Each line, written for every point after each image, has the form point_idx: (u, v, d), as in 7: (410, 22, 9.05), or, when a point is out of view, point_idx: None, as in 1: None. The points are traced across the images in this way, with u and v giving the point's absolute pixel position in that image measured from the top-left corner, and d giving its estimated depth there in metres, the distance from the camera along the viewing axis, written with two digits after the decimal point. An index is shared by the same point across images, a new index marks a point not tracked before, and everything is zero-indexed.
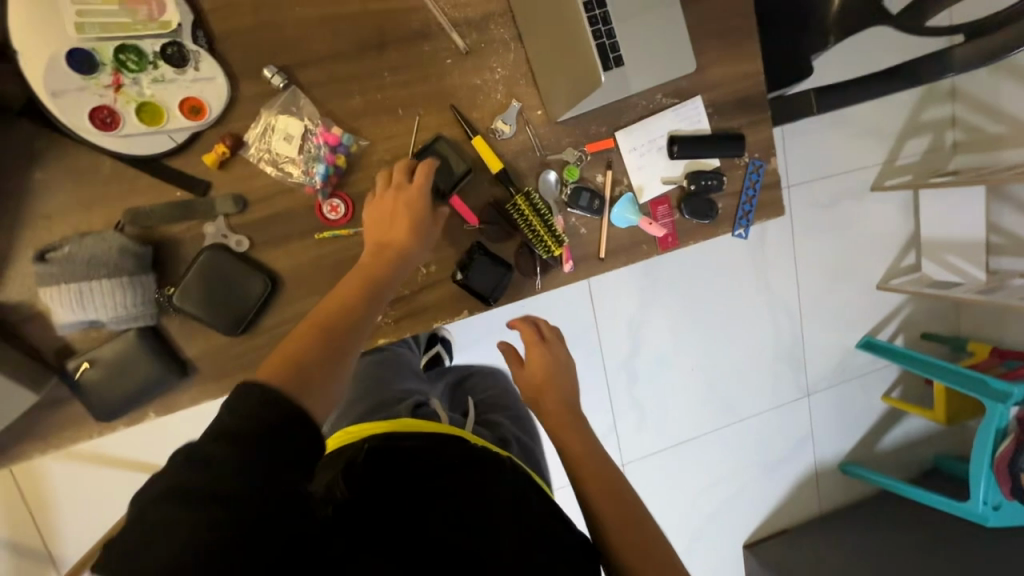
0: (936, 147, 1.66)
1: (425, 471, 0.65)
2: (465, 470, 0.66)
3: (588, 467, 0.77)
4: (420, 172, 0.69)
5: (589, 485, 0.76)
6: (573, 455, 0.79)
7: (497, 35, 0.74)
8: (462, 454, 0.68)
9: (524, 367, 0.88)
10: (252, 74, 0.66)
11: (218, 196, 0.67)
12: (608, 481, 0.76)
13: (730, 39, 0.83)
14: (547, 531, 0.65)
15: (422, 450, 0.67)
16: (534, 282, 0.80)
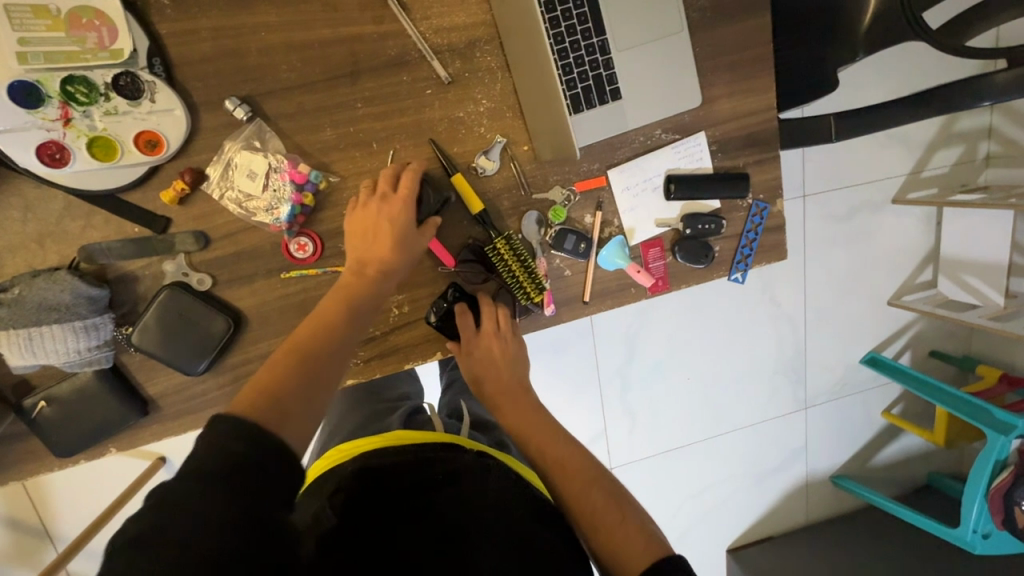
0: (968, 158, 1.55)
1: (408, 487, 0.60)
2: (448, 485, 0.60)
3: (569, 470, 0.66)
4: (404, 178, 0.66)
5: (572, 492, 0.64)
6: (552, 459, 0.67)
7: (483, 63, 0.68)
8: (448, 467, 0.62)
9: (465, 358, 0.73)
10: (215, 105, 0.62)
11: (178, 233, 0.64)
12: (596, 485, 0.64)
13: (739, 70, 0.77)
14: (545, 544, 0.58)
15: (407, 468, 0.62)
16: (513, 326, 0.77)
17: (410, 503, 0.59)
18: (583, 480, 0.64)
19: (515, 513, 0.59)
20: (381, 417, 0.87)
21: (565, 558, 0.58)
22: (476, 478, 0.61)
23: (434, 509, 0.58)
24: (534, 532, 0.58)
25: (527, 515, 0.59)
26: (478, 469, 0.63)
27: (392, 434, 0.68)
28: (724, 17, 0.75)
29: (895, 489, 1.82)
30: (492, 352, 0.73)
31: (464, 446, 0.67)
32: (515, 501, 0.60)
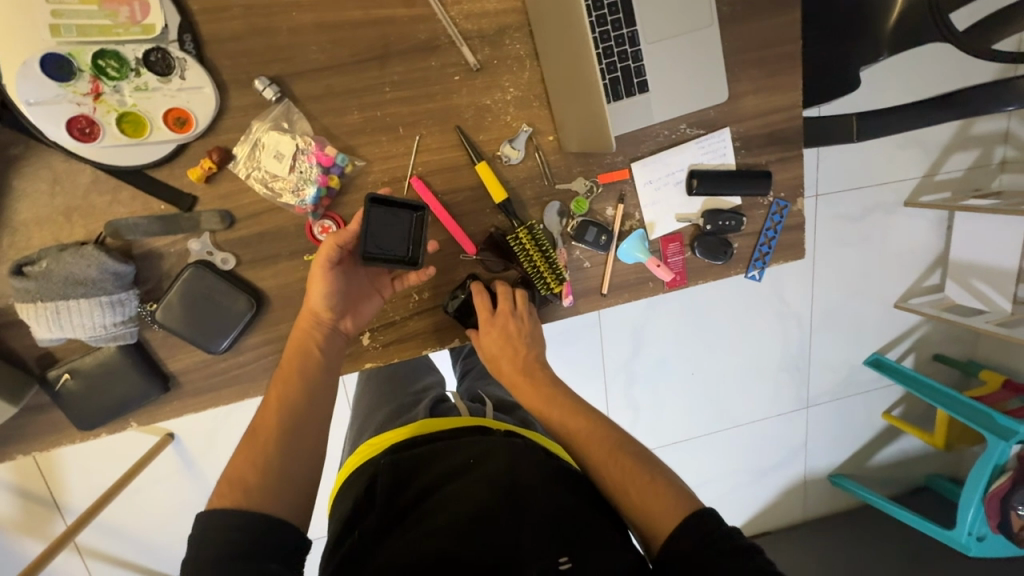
0: (983, 163, 1.55)
1: (435, 477, 0.60)
2: (478, 466, 0.59)
3: (595, 441, 0.63)
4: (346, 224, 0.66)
5: (602, 465, 0.61)
6: (577, 434, 0.65)
7: (512, 51, 0.68)
8: (469, 454, 0.62)
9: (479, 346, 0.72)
10: (243, 84, 0.62)
11: (204, 212, 0.64)
12: (624, 456, 0.61)
13: (766, 67, 0.76)
14: (585, 517, 0.57)
15: (435, 456, 0.63)
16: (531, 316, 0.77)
17: (442, 487, 0.59)
18: (610, 453, 0.62)
19: (547, 490, 0.57)
20: (408, 408, 0.85)
21: (607, 529, 0.57)
22: (506, 456, 0.60)
23: (468, 491, 0.57)
24: (574, 505, 0.57)
25: (563, 489, 0.58)
26: (505, 446, 0.61)
27: (418, 425, 0.70)
28: (754, 13, 0.75)
29: (894, 489, 1.84)
30: (505, 331, 0.70)
31: (491, 427, 0.69)
32: (551, 477, 0.59)
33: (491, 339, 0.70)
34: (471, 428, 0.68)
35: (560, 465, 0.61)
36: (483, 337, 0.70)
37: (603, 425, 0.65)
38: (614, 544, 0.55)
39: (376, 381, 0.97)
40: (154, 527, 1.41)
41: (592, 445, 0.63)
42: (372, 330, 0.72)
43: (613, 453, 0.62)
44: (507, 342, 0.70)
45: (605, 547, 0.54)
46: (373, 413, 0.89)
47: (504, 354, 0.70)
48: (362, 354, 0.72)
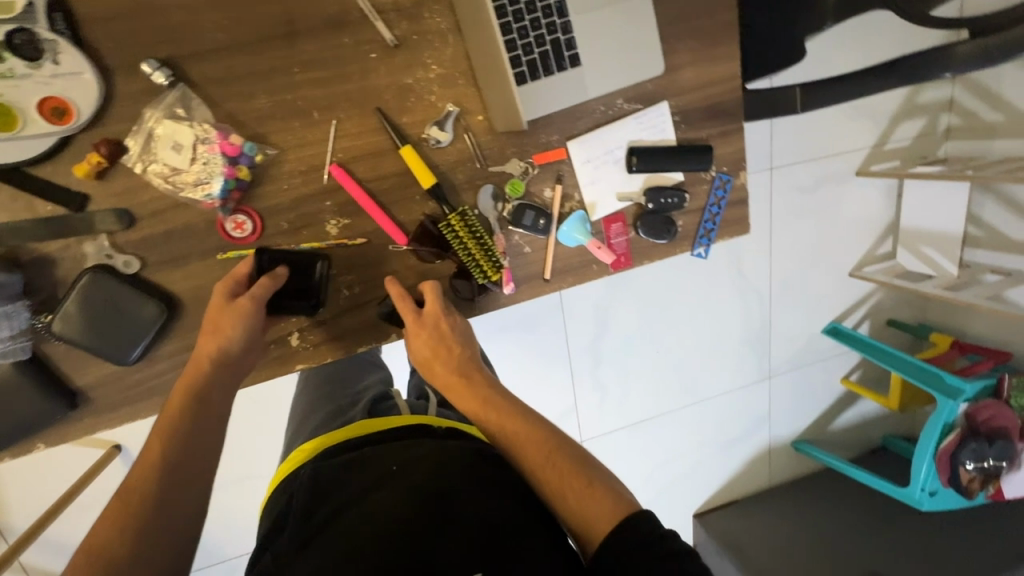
0: (930, 131, 1.57)
1: (359, 486, 0.58)
2: (402, 475, 0.57)
3: (532, 444, 0.61)
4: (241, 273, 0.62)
5: (535, 465, 0.60)
6: (514, 434, 0.62)
7: (432, 25, 0.64)
8: (397, 461, 0.59)
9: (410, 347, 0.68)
10: (130, 68, 0.56)
11: (98, 211, 0.58)
12: (562, 459, 0.60)
13: (703, 36, 0.74)
14: (515, 524, 0.54)
15: (362, 463, 0.60)
16: (472, 305, 0.74)
17: (363, 499, 0.56)
18: (547, 453, 0.60)
19: (472, 495, 0.55)
20: (344, 411, 0.82)
21: (538, 536, 0.54)
22: (431, 464, 0.58)
23: (389, 504, 0.55)
24: (502, 512, 0.55)
25: (490, 497, 0.56)
26: (432, 452, 0.59)
27: (350, 429, 0.68)
28: None
29: (853, 452, 1.90)
30: (427, 333, 0.67)
31: (432, 426, 0.67)
32: (478, 484, 0.56)
33: (419, 341, 0.67)
34: (407, 428, 0.66)
35: (489, 465, 0.59)
36: (412, 339, 0.67)
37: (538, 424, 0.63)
38: (545, 551, 0.53)
39: (319, 383, 0.94)
40: None
41: (528, 446, 0.61)
42: (301, 329, 0.69)
43: (547, 453, 0.60)
44: (438, 345, 0.66)
45: (533, 557, 0.52)
46: (311, 415, 0.87)
47: (433, 356, 0.67)
48: (292, 355, 0.69)
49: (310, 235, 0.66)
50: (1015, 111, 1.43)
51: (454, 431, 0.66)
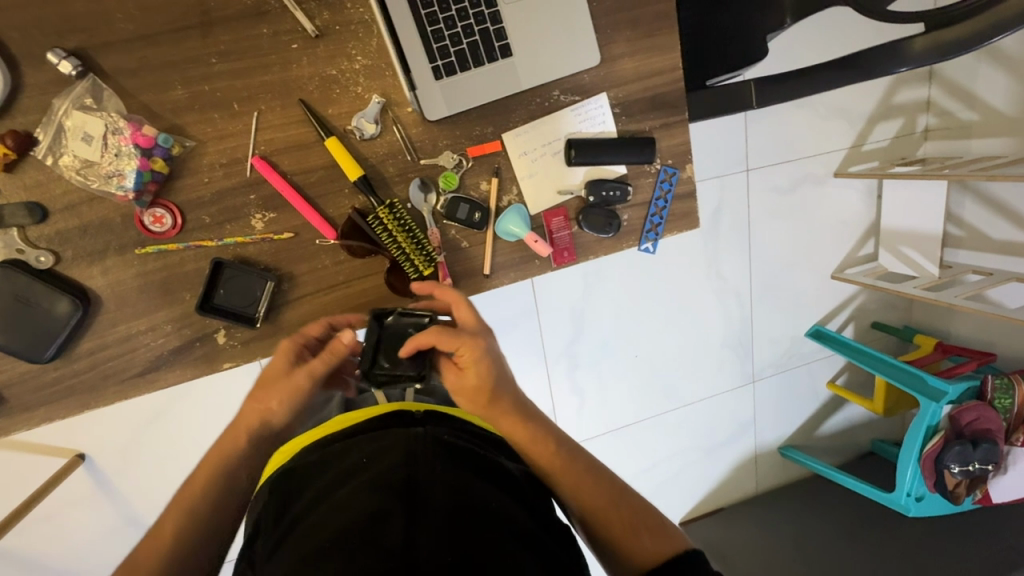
0: (907, 132, 1.56)
1: (330, 480, 0.55)
2: (370, 464, 0.55)
3: (555, 462, 0.63)
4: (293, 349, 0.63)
5: (591, 504, 0.62)
6: (542, 457, 0.63)
7: (355, 15, 0.63)
8: (367, 452, 0.56)
9: (462, 374, 0.63)
10: (38, 58, 0.55)
11: (8, 205, 0.57)
12: (625, 507, 0.63)
13: (641, 28, 0.73)
14: (490, 502, 0.53)
15: (329, 456, 0.58)
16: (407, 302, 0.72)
17: (330, 493, 0.53)
18: (608, 495, 0.63)
19: (448, 479, 0.53)
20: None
21: (514, 513, 0.53)
22: (401, 451, 0.55)
23: (356, 495, 0.51)
24: (475, 490, 0.53)
25: (462, 478, 0.54)
26: (404, 440, 0.56)
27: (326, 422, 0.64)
28: None
29: (841, 457, 1.87)
30: (485, 367, 0.62)
31: (411, 410, 0.63)
32: (450, 465, 0.54)
33: (477, 377, 0.62)
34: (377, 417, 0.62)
35: (478, 459, 0.57)
36: (463, 360, 0.62)
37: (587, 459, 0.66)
38: (523, 527, 0.52)
39: None
40: (74, 551, 1.33)
41: (591, 490, 0.63)
42: (227, 327, 0.66)
43: (606, 495, 0.63)
44: (495, 371, 0.62)
45: (516, 535, 0.51)
46: None
47: (485, 390, 0.62)
48: (217, 354, 0.67)
49: (232, 230, 0.64)
50: (991, 110, 1.42)
51: (432, 413, 0.62)
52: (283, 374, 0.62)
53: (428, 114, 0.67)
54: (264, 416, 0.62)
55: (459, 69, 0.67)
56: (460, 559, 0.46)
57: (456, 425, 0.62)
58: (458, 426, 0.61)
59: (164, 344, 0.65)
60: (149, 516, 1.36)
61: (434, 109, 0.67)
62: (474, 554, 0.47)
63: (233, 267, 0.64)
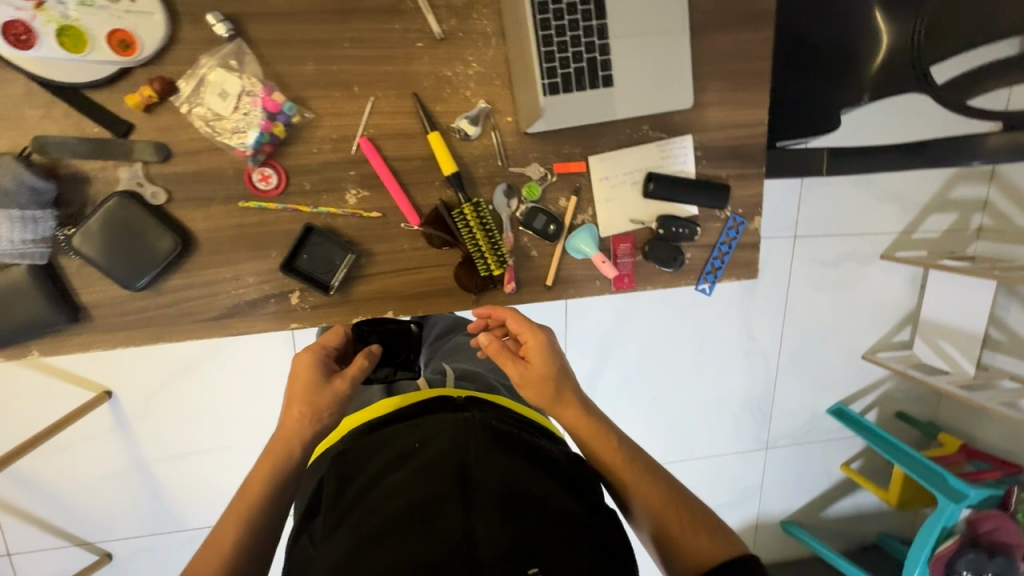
0: (960, 227, 1.57)
1: (385, 462, 0.59)
2: (424, 450, 0.58)
3: (610, 452, 0.66)
4: (306, 365, 0.66)
5: (647, 501, 0.63)
6: (595, 450, 0.67)
7: (479, 26, 0.68)
8: (419, 435, 0.60)
9: (528, 364, 0.69)
10: (196, 17, 0.61)
11: (139, 141, 0.62)
12: (682, 509, 0.63)
13: (734, 81, 0.77)
14: (542, 490, 0.56)
15: (384, 444, 0.61)
16: (470, 298, 0.75)
17: (388, 476, 0.57)
18: (661, 496, 0.64)
19: (498, 462, 0.57)
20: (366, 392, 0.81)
21: (561, 497, 0.57)
22: (452, 436, 0.59)
23: (414, 479, 0.56)
24: (523, 475, 0.57)
25: (513, 464, 0.57)
26: (454, 426, 0.60)
27: (377, 405, 0.69)
28: (729, 25, 0.75)
29: (845, 544, 1.81)
30: (547, 350, 0.69)
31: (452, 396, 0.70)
32: (499, 450, 0.58)
33: (542, 360, 0.69)
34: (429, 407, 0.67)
35: (523, 444, 0.61)
36: (532, 351, 0.70)
37: (637, 448, 0.68)
38: (575, 513, 0.57)
39: None
40: (80, 485, 1.37)
41: (646, 490, 0.64)
42: (303, 289, 0.70)
43: (659, 489, 0.64)
44: (558, 363, 0.69)
45: (561, 521, 0.55)
46: None
47: (552, 375, 0.69)
48: (289, 313, 0.70)
49: (328, 200, 0.68)
50: None
51: (473, 401, 0.70)
52: (314, 384, 0.65)
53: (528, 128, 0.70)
54: (302, 425, 0.64)
55: (563, 91, 0.69)
56: (510, 541, 0.51)
57: (504, 416, 0.66)
58: (501, 415, 0.66)
59: (243, 295, 0.69)
60: (156, 464, 1.39)
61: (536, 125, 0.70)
62: (523, 537, 0.52)
63: (322, 235, 0.68)
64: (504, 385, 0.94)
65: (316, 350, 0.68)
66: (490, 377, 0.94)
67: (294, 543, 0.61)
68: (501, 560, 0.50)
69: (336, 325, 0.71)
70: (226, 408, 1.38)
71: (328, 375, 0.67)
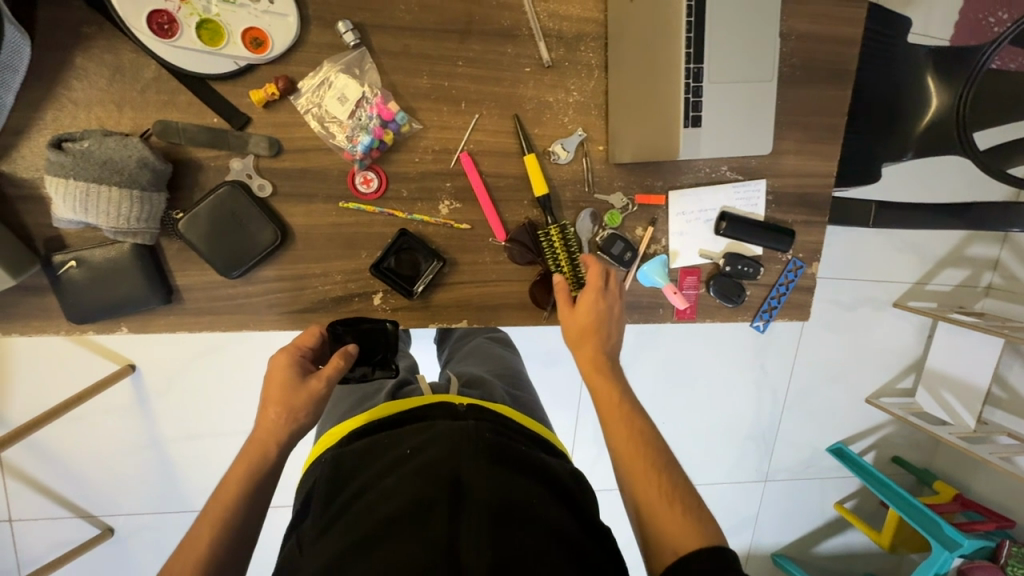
0: (971, 283, 1.62)
1: (379, 467, 0.61)
2: (418, 456, 0.61)
3: (610, 402, 0.66)
4: (280, 363, 0.63)
5: (631, 471, 0.61)
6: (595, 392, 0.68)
7: (584, 58, 0.72)
8: (414, 443, 0.63)
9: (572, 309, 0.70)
10: (326, 23, 0.63)
11: (254, 135, 0.64)
12: (663, 478, 0.60)
13: (811, 132, 0.80)
14: (532, 502, 0.58)
15: (384, 449, 0.64)
16: (541, 314, 0.77)
17: (383, 480, 0.60)
18: (646, 472, 0.60)
19: (490, 472, 0.58)
20: (371, 396, 0.81)
21: (552, 509, 0.59)
22: (446, 444, 0.61)
23: (405, 484, 0.58)
24: (516, 486, 0.58)
25: (505, 475, 0.59)
26: (448, 435, 0.62)
27: (379, 408, 0.72)
28: (813, 80, 0.79)
29: None
30: (598, 308, 0.69)
31: (455, 402, 0.71)
32: (492, 461, 0.60)
33: (588, 311, 0.69)
34: (425, 414, 0.68)
35: (516, 455, 0.62)
36: (582, 298, 0.70)
37: (637, 415, 0.65)
38: (563, 526, 0.58)
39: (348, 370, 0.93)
40: (91, 457, 1.33)
41: (630, 463, 0.62)
42: (385, 291, 0.72)
43: (643, 450, 0.62)
44: (599, 320, 0.69)
45: (547, 534, 0.56)
46: (341, 400, 0.84)
47: (593, 329, 0.69)
48: (369, 313, 0.72)
49: (422, 208, 0.71)
50: None
51: (474, 409, 0.70)
52: (290, 385, 0.62)
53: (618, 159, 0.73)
54: (276, 427, 0.61)
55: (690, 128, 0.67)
56: (497, 545, 0.53)
57: (499, 424, 0.68)
58: (497, 423, 0.68)
59: (330, 291, 0.71)
60: (172, 443, 1.36)
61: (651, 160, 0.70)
62: (510, 542, 0.53)
63: (413, 240, 0.70)
64: (508, 391, 0.91)
65: (292, 348, 0.65)
66: (495, 382, 0.91)
67: (285, 539, 0.64)
68: (487, 563, 0.51)
69: (311, 326, 0.68)
70: (248, 396, 1.37)
71: (305, 374, 0.63)
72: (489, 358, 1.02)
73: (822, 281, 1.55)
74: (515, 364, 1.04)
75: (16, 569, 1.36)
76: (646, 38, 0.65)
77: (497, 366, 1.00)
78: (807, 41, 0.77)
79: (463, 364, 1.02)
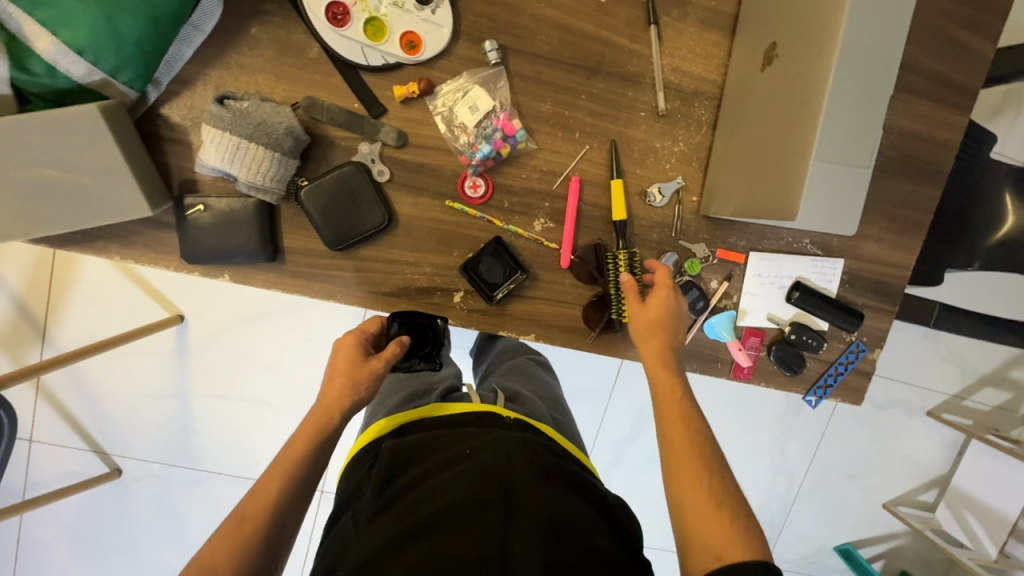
0: (1012, 407, 1.58)
1: (435, 462, 0.60)
2: (474, 457, 0.59)
3: (669, 397, 0.67)
4: (345, 341, 0.65)
5: (678, 478, 0.61)
6: (653, 378, 0.69)
7: (696, 113, 0.76)
8: (472, 443, 0.61)
9: (642, 305, 0.71)
10: (474, 39, 0.69)
11: (386, 125, 0.69)
12: (716, 486, 0.60)
13: (896, 224, 0.83)
14: (581, 524, 0.56)
15: (440, 447, 0.63)
16: (588, 334, 0.78)
17: (437, 474, 0.59)
18: (703, 475, 0.60)
19: (545, 487, 0.57)
20: (421, 396, 0.79)
21: (601, 538, 0.56)
22: (503, 450, 0.60)
23: (461, 481, 0.56)
24: (567, 505, 0.57)
25: (558, 493, 0.57)
26: (505, 440, 0.61)
27: (432, 407, 0.71)
28: (906, 175, 0.82)
29: None
30: (668, 305, 0.71)
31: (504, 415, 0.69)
32: (544, 478, 0.58)
33: (658, 305, 0.71)
34: (479, 417, 0.67)
35: (569, 476, 0.61)
36: (653, 296, 0.71)
37: (693, 415, 0.66)
38: (609, 553, 0.55)
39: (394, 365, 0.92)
40: (122, 394, 1.37)
41: (684, 462, 0.61)
42: (468, 291, 0.75)
43: (704, 454, 0.62)
44: (670, 315, 0.70)
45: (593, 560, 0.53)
46: (387, 397, 0.83)
47: (662, 324, 0.70)
48: (448, 308, 0.75)
49: (519, 221, 0.75)
50: None
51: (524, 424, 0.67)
52: (354, 360, 0.63)
53: (711, 212, 0.76)
54: (342, 394, 0.61)
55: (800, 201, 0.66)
56: (548, 562, 0.51)
57: (549, 443, 0.66)
58: (549, 444, 0.66)
59: (417, 281, 0.74)
60: (198, 397, 1.39)
61: (754, 218, 0.69)
62: (558, 562, 0.51)
63: (505, 248, 0.74)
64: (552, 416, 0.88)
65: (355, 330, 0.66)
66: (540, 404, 0.88)
67: (329, 524, 0.63)
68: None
69: (373, 315, 0.70)
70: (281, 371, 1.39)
71: (371, 355, 0.65)
72: (533, 379, 1.00)
73: (875, 377, 1.54)
74: (559, 395, 1.00)
75: (22, 490, 1.38)
76: (767, 107, 0.68)
77: (540, 388, 0.97)
78: (906, 138, 0.81)
79: (506, 378, 1.00)
